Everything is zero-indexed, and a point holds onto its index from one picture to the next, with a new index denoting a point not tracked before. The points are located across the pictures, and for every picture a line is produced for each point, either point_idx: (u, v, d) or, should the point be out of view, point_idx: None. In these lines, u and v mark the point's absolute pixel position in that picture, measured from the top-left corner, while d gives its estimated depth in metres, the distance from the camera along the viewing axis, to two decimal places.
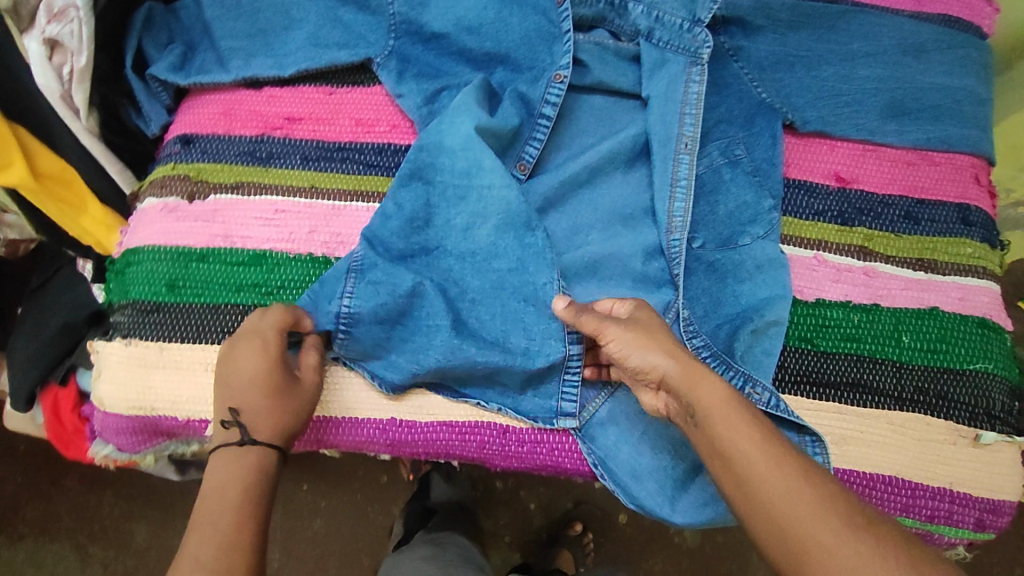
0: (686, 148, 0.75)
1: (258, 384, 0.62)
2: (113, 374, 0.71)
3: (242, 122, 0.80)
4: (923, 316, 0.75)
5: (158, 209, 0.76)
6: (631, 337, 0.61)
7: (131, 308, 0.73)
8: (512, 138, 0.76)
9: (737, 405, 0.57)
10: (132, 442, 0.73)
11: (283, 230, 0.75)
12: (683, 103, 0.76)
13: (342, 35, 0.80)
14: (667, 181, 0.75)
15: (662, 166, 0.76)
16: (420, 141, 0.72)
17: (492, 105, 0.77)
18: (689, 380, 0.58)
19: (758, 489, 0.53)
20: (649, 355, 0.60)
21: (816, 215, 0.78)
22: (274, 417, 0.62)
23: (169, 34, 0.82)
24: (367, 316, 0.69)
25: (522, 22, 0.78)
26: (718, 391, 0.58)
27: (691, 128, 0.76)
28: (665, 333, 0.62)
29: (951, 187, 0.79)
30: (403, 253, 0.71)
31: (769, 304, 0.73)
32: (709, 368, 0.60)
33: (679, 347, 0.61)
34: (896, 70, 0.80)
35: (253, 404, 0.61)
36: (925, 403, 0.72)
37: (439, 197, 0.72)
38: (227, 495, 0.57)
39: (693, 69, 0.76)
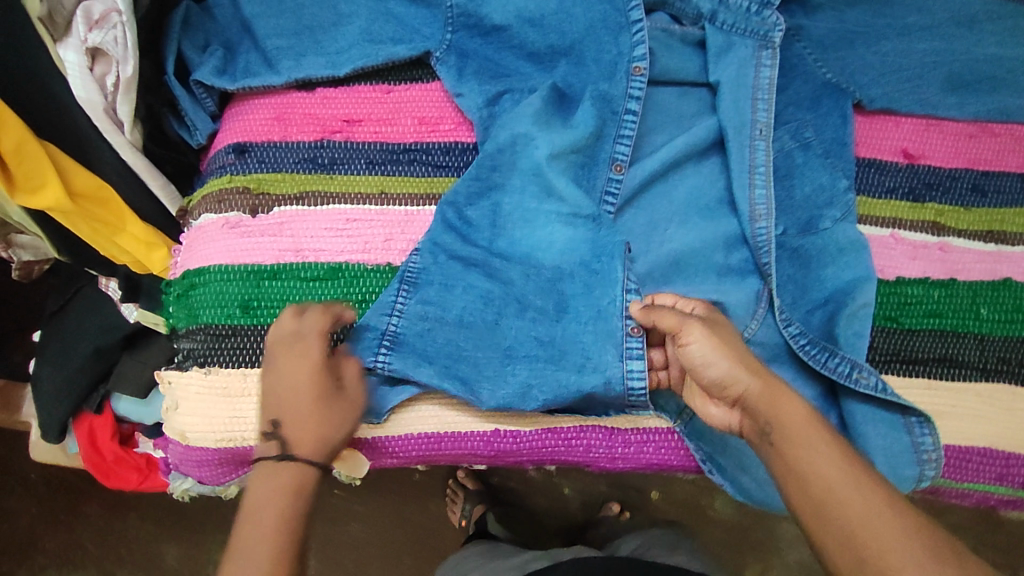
0: (761, 134, 0.75)
1: (299, 396, 0.60)
2: (194, 406, 0.67)
3: (298, 127, 0.75)
4: (999, 287, 0.76)
5: (218, 224, 0.72)
6: (714, 349, 0.59)
7: (204, 333, 0.68)
8: (591, 142, 0.74)
9: (816, 426, 0.58)
10: (216, 474, 0.69)
11: (357, 241, 0.72)
12: (754, 88, 0.76)
13: (396, 29, 0.77)
14: (745, 168, 0.74)
15: (739, 154, 0.75)
16: (488, 156, 0.73)
17: (563, 108, 0.75)
18: (769, 397, 0.58)
19: (837, 508, 0.54)
20: (728, 368, 0.59)
21: (888, 192, 0.79)
22: (311, 429, 0.60)
23: (205, 36, 0.77)
24: (412, 340, 0.67)
25: (585, 13, 0.76)
26: (797, 409, 0.58)
27: (764, 113, 0.75)
28: (738, 344, 0.61)
29: (1012, 157, 0.81)
30: (469, 260, 0.70)
31: (856, 286, 0.73)
32: (786, 388, 0.60)
33: (757, 362, 0.60)
34: (952, 43, 0.81)
35: (296, 414, 0.60)
36: (1008, 373, 0.74)
37: (511, 212, 0.72)
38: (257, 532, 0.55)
39: (764, 53, 0.76)
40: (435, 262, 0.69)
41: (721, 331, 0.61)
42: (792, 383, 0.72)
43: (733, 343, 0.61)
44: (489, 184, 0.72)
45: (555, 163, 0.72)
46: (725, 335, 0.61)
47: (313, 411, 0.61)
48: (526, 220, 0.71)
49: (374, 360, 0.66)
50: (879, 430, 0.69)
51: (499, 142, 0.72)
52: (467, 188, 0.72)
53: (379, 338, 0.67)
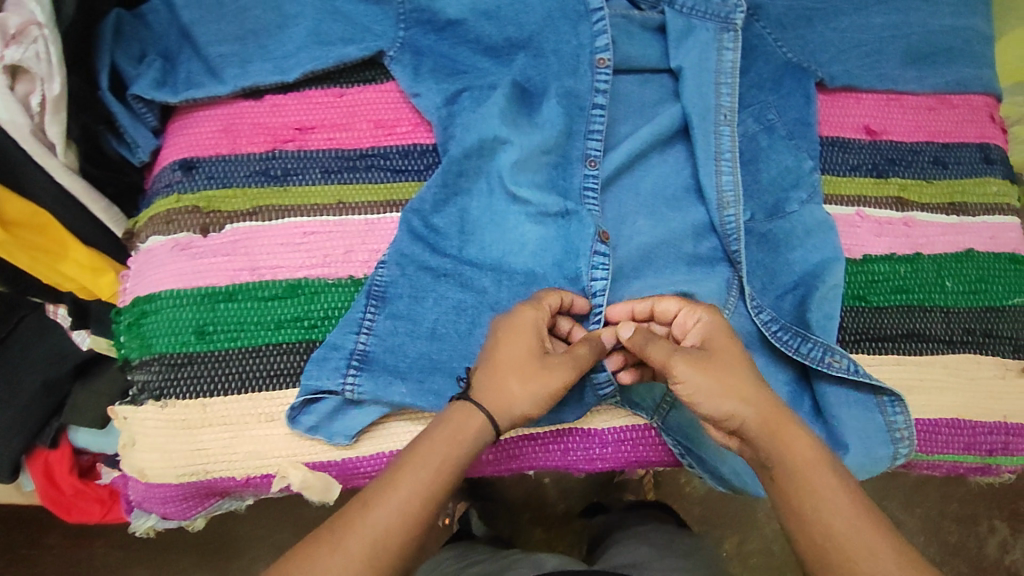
0: (726, 119, 0.73)
1: (522, 361, 0.59)
2: (153, 441, 0.64)
3: (248, 138, 0.71)
4: (961, 258, 0.77)
5: (167, 247, 0.68)
6: (712, 383, 0.57)
7: (158, 364, 0.66)
8: (561, 141, 0.72)
9: (823, 468, 0.54)
10: (181, 509, 0.67)
11: (315, 254, 0.69)
12: (717, 72, 0.74)
13: (345, 29, 0.72)
14: (713, 155, 0.73)
15: (704, 142, 0.73)
16: (456, 157, 0.70)
17: (530, 106, 0.73)
18: (772, 432, 0.56)
19: (844, 554, 0.51)
20: (726, 402, 0.57)
21: (852, 169, 0.78)
22: (535, 389, 0.59)
23: (140, 46, 0.71)
24: (381, 356, 0.65)
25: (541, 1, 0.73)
26: (802, 449, 0.55)
27: (729, 98, 0.74)
28: (742, 371, 0.58)
29: (970, 128, 0.81)
30: (436, 270, 0.68)
31: (826, 268, 0.72)
32: (794, 422, 0.57)
33: (761, 390, 0.58)
34: (908, 15, 0.81)
35: (518, 376, 0.59)
36: (974, 343, 0.75)
37: (479, 216, 0.70)
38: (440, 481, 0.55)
39: (725, 36, 0.74)
40: (399, 274, 0.67)
41: (723, 357, 0.59)
42: (767, 370, 0.71)
43: (730, 369, 0.58)
44: (454, 189, 0.70)
45: (527, 165, 0.71)
46: (719, 360, 0.59)
47: (531, 375, 0.59)
48: (498, 222, 0.70)
49: (342, 382, 0.64)
50: (852, 413, 0.69)
51: (466, 146, 0.70)
52: (435, 193, 0.70)
53: (347, 358, 0.65)
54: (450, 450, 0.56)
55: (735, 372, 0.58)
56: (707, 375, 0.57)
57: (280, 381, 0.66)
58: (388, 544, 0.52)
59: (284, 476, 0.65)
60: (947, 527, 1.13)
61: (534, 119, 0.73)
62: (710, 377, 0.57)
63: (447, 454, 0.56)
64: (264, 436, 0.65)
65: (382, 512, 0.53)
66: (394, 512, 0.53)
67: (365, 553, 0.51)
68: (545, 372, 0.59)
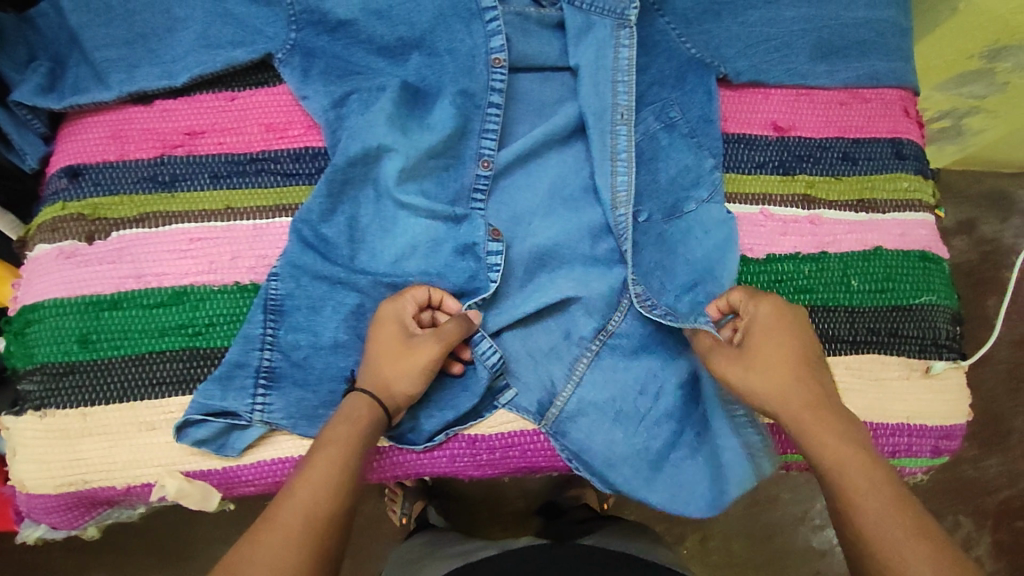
0: (623, 118, 0.72)
1: (389, 342, 0.63)
2: (33, 451, 0.65)
3: (136, 144, 0.71)
4: (868, 257, 0.76)
5: (53, 255, 0.68)
6: (761, 374, 0.61)
7: (39, 374, 0.65)
8: (454, 140, 0.71)
9: (851, 461, 0.55)
10: (68, 518, 0.67)
11: (202, 260, 0.69)
12: (614, 70, 0.72)
13: (235, 31, 0.70)
14: (606, 154, 0.72)
15: (600, 141, 0.72)
16: (340, 162, 0.68)
17: (422, 106, 0.72)
18: (802, 429, 0.58)
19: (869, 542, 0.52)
20: (763, 390, 0.60)
21: (757, 167, 0.77)
22: (405, 366, 0.63)
23: (28, 50, 0.70)
24: (290, 371, 0.66)
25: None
26: (831, 441, 0.57)
27: (625, 96, 0.72)
28: (789, 364, 0.61)
29: (882, 123, 0.79)
30: (325, 276, 0.68)
31: (723, 263, 0.71)
32: (831, 416, 0.58)
33: (805, 381, 0.60)
34: (820, 9, 0.78)
35: (387, 359, 0.63)
36: (878, 342, 0.74)
37: (371, 221, 0.70)
38: (353, 454, 0.58)
39: (621, 33, 0.72)
40: (287, 283, 0.67)
41: (768, 356, 0.61)
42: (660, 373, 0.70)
43: (779, 364, 0.61)
44: (341, 199, 0.69)
45: (415, 175, 0.70)
46: (766, 358, 0.61)
47: (405, 357, 0.63)
48: (387, 227, 0.70)
49: (251, 403, 0.64)
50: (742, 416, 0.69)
51: (350, 154, 0.69)
52: (327, 202, 0.69)
53: (255, 375, 0.65)
54: (351, 426, 0.59)
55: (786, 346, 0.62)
56: (756, 372, 0.61)
57: (163, 389, 0.66)
58: (316, 516, 0.54)
59: (162, 485, 0.65)
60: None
61: (422, 122, 0.71)
62: (765, 371, 0.60)
63: (351, 433, 0.59)
64: (144, 445, 0.65)
65: (304, 488, 0.55)
66: (317, 488, 0.55)
67: (300, 528, 0.53)
68: (412, 351, 0.63)
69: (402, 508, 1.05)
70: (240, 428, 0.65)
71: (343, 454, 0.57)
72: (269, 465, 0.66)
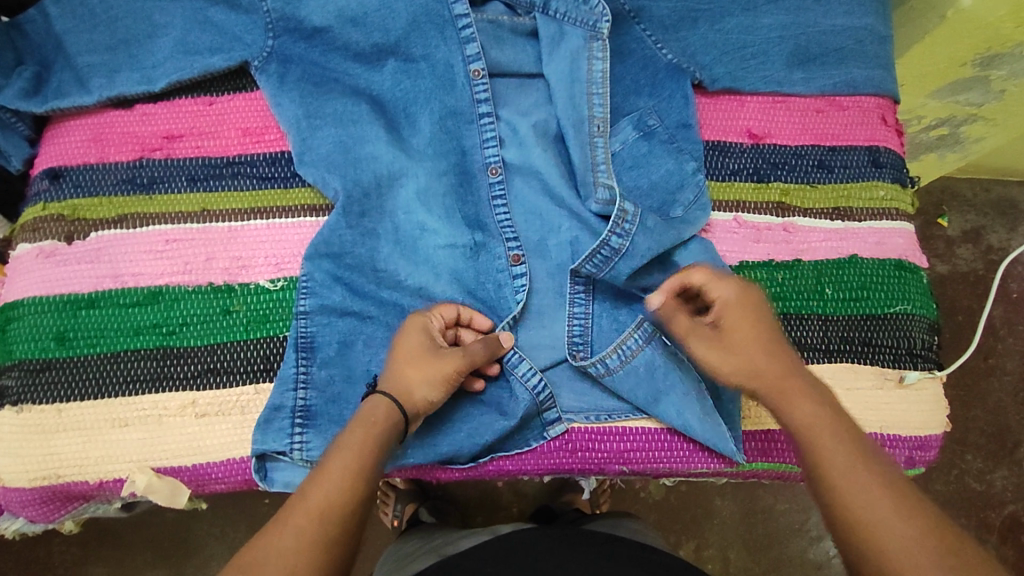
0: (600, 130, 0.73)
1: (413, 351, 0.64)
2: (9, 445, 0.66)
3: (116, 147, 0.73)
4: (843, 265, 0.75)
5: (33, 254, 0.70)
6: (733, 347, 0.63)
7: (18, 370, 0.67)
8: (447, 150, 0.73)
9: (827, 426, 0.56)
10: (44, 513, 0.69)
11: (177, 262, 0.70)
12: (588, 82, 0.73)
13: (213, 38, 0.72)
14: (588, 168, 0.72)
15: (580, 152, 0.73)
16: (344, 169, 0.71)
17: (406, 117, 0.73)
18: (782, 397, 0.60)
19: (841, 505, 0.52)
20: (739, 356, 0.62)
21: (732, 174, 0.77)
22: (429, 372, 0.63)
23: (16, 55, 0.73)
24: (288, 377, 0.66)
25: (407, 7, 0.72)
26: (806, 410, 0.58)
27: (601, 108, 0.73)
28: (761, 338, 0.63)
29: (860, 130, 0.79)
30: (335, 282, 0.69)
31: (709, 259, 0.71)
32: (809, 386, 0.60)
33: (775, 357, 0.62)
34: (798, 16, 0.78)
35: (412, 364, 0.63)
36: (852, 351, 0.73)
37: (379, 226, 0.71)
38: (366, 461, 0.56)
39: (594, 45, 0.73)
40: (304, 290, 0.68)
41: (735, 325, 0.64)
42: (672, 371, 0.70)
43: (749, 337, 0.63)
44: (361, 231, 0.70)
45: (416, 197, 0.71)
46: (737, 333, 0.63)
47: (428, 362, 0.63)
48: (407, 249, 0.71)
49: (290, 443, 0.65)
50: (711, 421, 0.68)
51: (352, 159, 0.71)
52: (354, 228, 0.70)
53: (291, 417, 0.65)
54: (367, 430, 0.58)
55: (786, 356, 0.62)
56: (720, 347, 0.63)
57: (137, 387, 0.67)
58: (331, 518, 0.52)
59: (133, 480, 0.66)
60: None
61: (409, 139, 0.73)
62: (740, 350, 0.62)
63: (367, 438, 0.58)
64: (116, 441, 0.66)
65: (317, 491, 0.53)
66: (331, 489, 0.54)
67: (314, 528, 0.51)
68: (437, 357, 0.63)
69: (392, 511, 1.01)
70: (221, 422, 0.67)
71: (357, 456, 0.56)
72: (238, 463, 0.67)
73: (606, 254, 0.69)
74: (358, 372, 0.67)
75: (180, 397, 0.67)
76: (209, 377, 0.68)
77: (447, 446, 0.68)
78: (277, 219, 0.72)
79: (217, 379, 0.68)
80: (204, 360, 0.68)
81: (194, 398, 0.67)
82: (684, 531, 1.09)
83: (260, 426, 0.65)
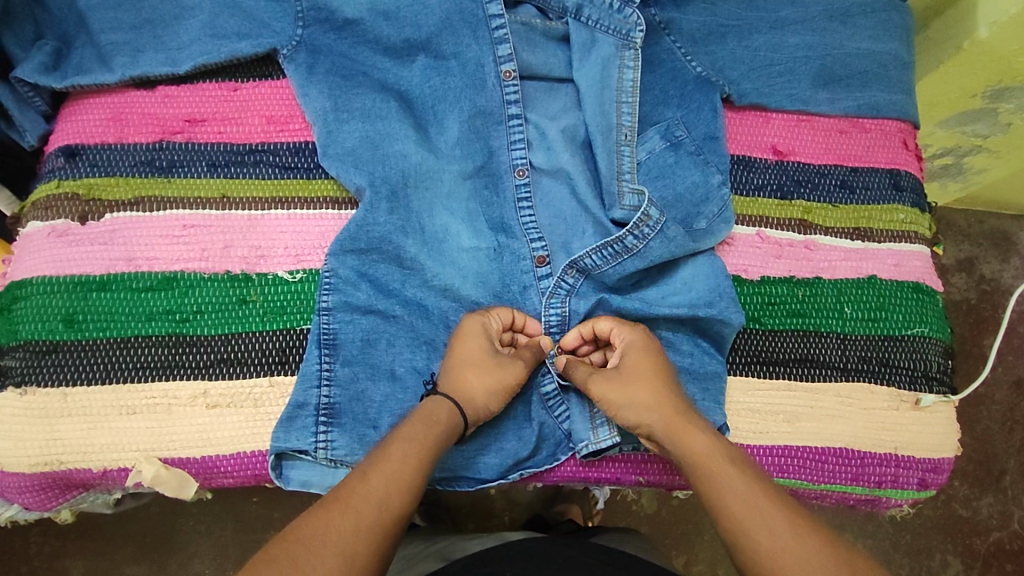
0: (627, 139, 0.73)
1: (477, 355, 0.63)
2: (9, 428, 0.64)
3: (136, 128, 0.71)
4: (862, 285, 0.76)
5: (44, 233, 0.68)
6: (627, 392, 0.63)
7: (23, 351, 0.65)
8: (473, 149, 0.72)
9: (721, 459, 0.58)
10: (41, 500, 0.66)
11: (194, 248, 0.68)
12: (618, 90, 0.73)
13: (241, 23, 0.71)
14: (613, 176, 0.72)
15: (606, 159, 0.72)
16: (370, 168, 0.69)
17: (433, 115, 0.73)
18: (673, 434, 0.60)
19: (746, 534, 0.53)
20: (635, 408, 0.62)
21: (756, 189, 0.77)
22: (491, 381, 0.63)
23: (36, 28, 0.71)
24: (311, 377, 0.65)
25: (440, 4, 0.72)
26: (701, 445, 0.59)
27: (629, 117, 0.73)
28: (652, 377, 0.63)
29: (881, 153, 0.80)
30: (356, 280, 0.67)
31: (717, 271, 0.72)
32: (696, 421, 0.61)
33: (666, 394, 0.62)
34: (824, 38, 0.79)
35: (473, 369, 0.63)
36: (868, 371, 0.73)
37: (404, 223, 0.69)
38: (426, 456, 0.56)
39: (626, 54, 0.73)
40: (328, 289, 0.67)
41: (630, 368, 0.64)
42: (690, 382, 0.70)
43: (646, 378, 0.63)
44: (392, 225, 0.69)
45: (444, 201, 0.71)
46: (634, 373, 0.64)
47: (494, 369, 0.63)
48: (434, 249, 0.70)
49: (314, 442, 0.63)
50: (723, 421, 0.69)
51: (376, 156, 0.70)
52: (384, 223, 0.68)
53: (315, 415, 0.64)
54: (429, 428, 0.58)
55: (653, 376, 0.64)
56: (618, 390, 0.63)
57: (147, 374, 0.65)
58: (389, 511, 0.52)
59: (139, 470, 0.64)
60: (898, 560, 1.11)
61: (436, 139, 0.72)
62: (629, 384, 0.63)
63: (426, 434, 0.58)
64: (122, 429, 0.64)
65: (379, 478, 0.54)
66: (391, 480, 0.54)
67: (372, 517, 0.51)
68: (499, 368, 0.64)
69: None
70: (235, 414, 0.65)
71: (419, 452, 0.56)
72: (249, 457, 0.65)
73: (616, 250, 0.69)
74: (376, 372, 0.66)
75: (192, 386, 0.65)
76: (223, 367, 0.66)
77: (474, 451, 0.68)
78: (299, 210, 0.70)
79: (231, 370, 0.66)
80: (219, 350, 0.66)
81: (206, 388, 0.65)
82: (676, 546, 1.08)
83: (283, 423, 0.64)
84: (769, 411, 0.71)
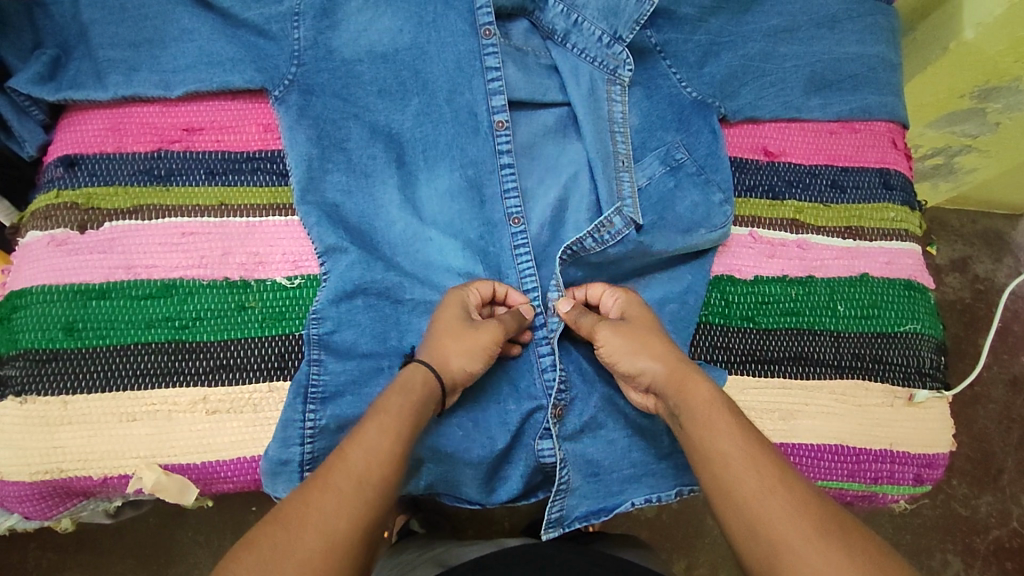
0: (625, 165, 0.74)
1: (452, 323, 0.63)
2: (9, 437, 0.64)
3: (134, 137, 0.72)
4: (855, 283, 0.76)
5: (44, 242, 0.68)
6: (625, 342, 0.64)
7: (22, 360, 0.65)
8: (471, 171, 0.71)
9: (719, 409, 0.57)
10: (41, 509, 0.66)
11: (192, 255, 0.69)
12: (610, 121, 0.75)
13: (235, 33, 0.72)
14: (614, 200, 0.72)
15: (607, 185, 0.72)
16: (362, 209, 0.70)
17: (424, 159, 0.72)
18: (676, 381, 0.60)
19: (740, 490, 0.52)
20: (637, 359, 0.63)
21: (748, 190, 0.78)
22: (463, 346, 0.62)
23: (35, 37, 0.72)
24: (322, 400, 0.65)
25: (440, 53, 0.71)
26: (703, 394, 0.59)
27: (623, 144, 0.75)
28: (657, 335, 0.64)
29: (870, 153, 0.81)
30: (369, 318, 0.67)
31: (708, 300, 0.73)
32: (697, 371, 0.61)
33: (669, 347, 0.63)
34: (814, 43, 0.80)
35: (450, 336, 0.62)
36: (862, 368, 0.74)
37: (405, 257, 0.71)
38: (408, 424, 0.55)
39: (613, 89, 0.75)
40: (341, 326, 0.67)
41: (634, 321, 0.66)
42: None
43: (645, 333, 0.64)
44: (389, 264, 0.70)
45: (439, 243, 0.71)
46: (637, 325, 0.65)
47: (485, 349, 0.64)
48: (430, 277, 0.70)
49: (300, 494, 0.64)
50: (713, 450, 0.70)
51: (381, 194, 0.71)
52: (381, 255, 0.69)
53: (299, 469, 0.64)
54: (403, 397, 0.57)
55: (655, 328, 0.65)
56: (621, 338, 0.64)
57: (146, 380, 0.66)
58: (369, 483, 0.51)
59: (140, 477, 0.65)
60: None
61: (427, 178, 0.72)
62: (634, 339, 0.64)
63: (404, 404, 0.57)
64: (123, 436, 0.65)
65: (358, 454, 0.52)
66: (369, 451, 0.52)
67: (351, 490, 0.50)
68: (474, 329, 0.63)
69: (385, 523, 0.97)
70: (232, 427, 0.66)
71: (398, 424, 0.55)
72: (248, 462, 0.66)
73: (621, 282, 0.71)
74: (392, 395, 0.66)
75: (192, 392, 0.66)
76: (222, 373, 0.66)
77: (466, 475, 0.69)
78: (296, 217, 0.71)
79: (231, 375, 0.66)
80: (218, 356, 0.67)
81: (205, 394, 0.66)
82: (677, 549, 1.08)
83: (268, 475, 0.64)
84: (765, 410, 0.72)
